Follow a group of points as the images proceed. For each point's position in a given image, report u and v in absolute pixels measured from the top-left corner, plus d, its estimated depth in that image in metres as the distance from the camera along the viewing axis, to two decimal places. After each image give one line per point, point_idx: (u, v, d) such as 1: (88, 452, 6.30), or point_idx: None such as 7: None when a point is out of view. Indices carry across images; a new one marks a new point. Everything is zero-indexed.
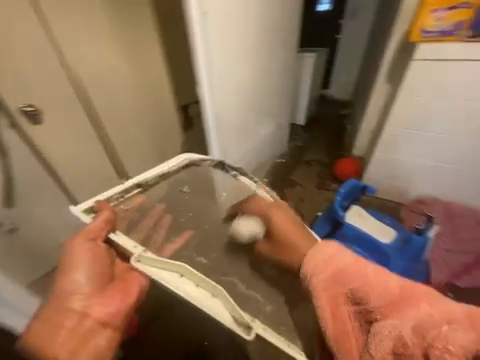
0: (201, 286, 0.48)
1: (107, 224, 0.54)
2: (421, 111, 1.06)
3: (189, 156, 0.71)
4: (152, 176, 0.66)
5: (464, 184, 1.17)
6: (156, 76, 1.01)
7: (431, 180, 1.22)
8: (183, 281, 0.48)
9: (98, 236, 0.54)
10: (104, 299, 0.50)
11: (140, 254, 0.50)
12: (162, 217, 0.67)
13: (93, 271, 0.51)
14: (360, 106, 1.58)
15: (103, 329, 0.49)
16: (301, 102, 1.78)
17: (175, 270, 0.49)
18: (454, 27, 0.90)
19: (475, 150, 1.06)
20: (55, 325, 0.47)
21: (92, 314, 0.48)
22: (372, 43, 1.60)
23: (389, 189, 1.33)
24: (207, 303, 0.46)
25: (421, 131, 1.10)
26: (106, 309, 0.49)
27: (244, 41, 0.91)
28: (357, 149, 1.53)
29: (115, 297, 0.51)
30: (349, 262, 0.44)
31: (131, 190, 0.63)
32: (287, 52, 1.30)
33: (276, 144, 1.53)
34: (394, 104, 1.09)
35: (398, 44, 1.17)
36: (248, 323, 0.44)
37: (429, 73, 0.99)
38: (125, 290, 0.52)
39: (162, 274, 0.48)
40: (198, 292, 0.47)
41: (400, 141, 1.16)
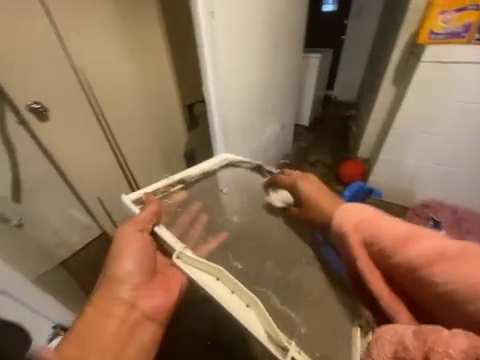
0: (236, 294, 0.40)
1: (153, 216, 0.51)
2: (429, 113, 1.05)
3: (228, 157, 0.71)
4: (195, 173, 0.66)
5: (472, 188, 1.14)
6: (162, 76, 1.01)
7: (438, 183, 1.20)
8: (218, 285, 0.41)
9: (145, 228, 0.50)
10: (150, 292, 0.51)
11: (182, 252, 0.45)
12: (198, 215, 0.62)
13: (141, 265, 0.50)
14: (365, 107, 1.56)
15: (148, 321, 0.51)
16: (306, 103, 1.78)
17: (211, 273, 0.42)
18: (464, 29, 0.89)
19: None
20: (104, 314, 0.48)
21: (141, 306, 0.50)
22: (379, 43, 1.58)
23: (395, 192, 1.31)
24: (241, 313, 0.38)
25: (429, 133, 1.08)
26: (154, 302, 0.52)
27: (250, 41, 0.91)
28: (363, 150, 1.51)
29: (160, 292, 0.52)
30: (368, 218, 0.41)
31: (175, 186, 0.62)
32: (293, 53, 1.30)
33: (280, 145, 1.53)
34: (401, 106, 1.08)
35: (405, 45, 1.16)
36: (284, 343, 0.36)
37: (439, 75, 0.97)
38: (167, 286, 0.53)
39: (197, 274, 0.43)
40: (234, 301, 0.39)
41: (407, 144, 1.15)
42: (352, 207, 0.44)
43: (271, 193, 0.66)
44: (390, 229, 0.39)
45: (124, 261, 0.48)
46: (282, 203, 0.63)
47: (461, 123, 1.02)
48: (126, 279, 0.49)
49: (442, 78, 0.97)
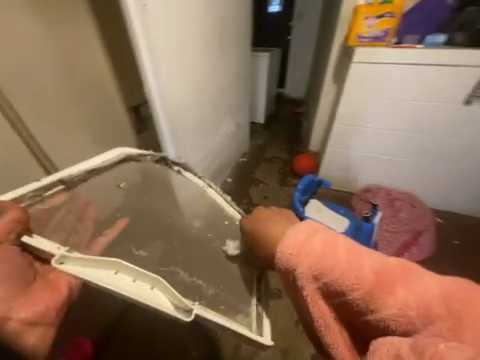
0: (140, 279, 0.36)
1: (20, 224, 0.40)
2: (360, 108, 1.18)
3: (124, 150, 0.56)
4: (78, 171, 0.49)
5: (399, 172, 1.32)
6: (96, 72, 0.80)
7: (374, 171, 1.36)
8: (121, 278, 0.35)
9: (5, 239, 0.39)
10: (27, 299, 0.39)
11: (64, 254, 0.35)
12: (85, 211, 0.53)
13: (9, 270, 0.38)
14: (313, 104, 1.69)
15: (33, 328, 0.39)
16: (259, 101, 1.82)
17: (108, 267, 0.36)
18: (384, 33, 1.01)
19: (404, 141, 1.21)
20: None
21: (17, 314, 0.37)
22: (319, 45, 1.71)
23: (341, 181, 1.46)
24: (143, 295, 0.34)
25: (362, 126, 1.22)
26: (34, 308, 0.39)
27: (191, 35, 0.85)
28: (313, 144, 1.64)
29: (43, 294, 0.41)
30: (319, 251, 0.39)
31: (50, 190, 0.47)
32: (240, 50, 1.29)
33: (237, 144, 1.53)
34: (340, 104, 1.19)
35: (340, 46, 1.27)
36: (189, 306, 0.35)
37: (366, 74, 1.09)
38: (55, 286, 0.42)
39: (88, 274, 0.34)
40: (138, 285, 0.35)
41: (346, 136, 1.28)
42: (309, 230, 0.41)
43: (229, 241, 0.58)
44: (365, 258, 0.38)
45: None
46: (238, 252, 0.56)
47: (385, 115, 1.17)
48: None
49: (370, 77, 1.09)
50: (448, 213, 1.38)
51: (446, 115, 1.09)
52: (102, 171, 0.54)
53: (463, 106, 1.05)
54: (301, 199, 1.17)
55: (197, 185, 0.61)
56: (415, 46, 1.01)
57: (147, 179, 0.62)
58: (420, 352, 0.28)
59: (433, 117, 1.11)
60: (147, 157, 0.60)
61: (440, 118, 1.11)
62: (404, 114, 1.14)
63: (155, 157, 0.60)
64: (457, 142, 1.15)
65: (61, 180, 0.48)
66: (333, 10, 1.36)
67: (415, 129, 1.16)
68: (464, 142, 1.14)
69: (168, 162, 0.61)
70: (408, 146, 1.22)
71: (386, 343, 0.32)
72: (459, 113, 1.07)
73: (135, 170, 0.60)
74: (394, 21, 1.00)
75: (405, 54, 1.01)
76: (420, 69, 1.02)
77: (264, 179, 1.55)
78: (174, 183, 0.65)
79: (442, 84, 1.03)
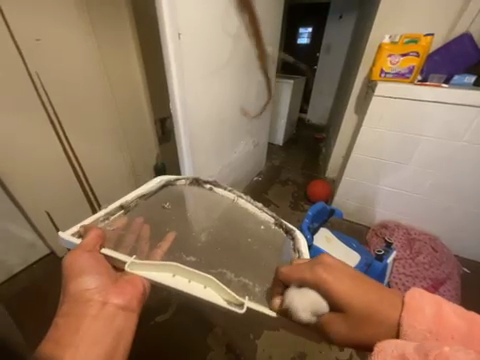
0: (193, 280, 0.43)
1: (99, 240, 0.51)
2: (379, 142, 1.17)
3: (162, 177, 0.73)
4: (132, 197, 0.66)
5: (420, 211, 1.25)
6: (134, 93, 1.09)
7: (394, 207, 1.30)
8: (177, 279, 0.43)
9: (94, 248, 0.49)
10: (115, 290, 0.47)
11: (133, 261, 0.47)
12: (141, 229, 0.60)
13: (100, 268, 0.48)
14: (333, 131, 1.70)
15: (123, 313, 0.47)
16: (280, 123, 1.87)
17: (166, 271, 0.45)
18: (408, 71, 1.02)
19: (428, 180, 1.15)
20: (78, 316, 0.44)
21: (112, 301, 0.46)
22: (344, 76, 1.75)
23: (354, 212, 1.41)
24: (199, 293, 0.42)
25: (382, 159, 1.20)
26: (122, 296, 0.47)
27: (220, 60, 0.92)
28: (330, 170, 1.62)
29: (128, 287, 0.48)
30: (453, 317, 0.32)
31: (114, 213, 0.61)
32: (266, 75, 1.37)
33: (253, 163, 1.57)
34: (360, 134, 1.19)
35: (363, 81, 1.30)
36: (241, 300, 0.41)
37: (391, 108, 1.08)
38: (135, 283, 0.49)
39: (154, 275, 0.45)
40: (192, 286, 0.42)
41: (364, 168, 1.26)
42: (431, 300, 0.34)
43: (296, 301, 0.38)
44: None
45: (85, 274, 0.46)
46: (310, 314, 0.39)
47: (407, 151, 1.13)
48: (92, 283, 0.46)
49: (393, 112, 1.08)
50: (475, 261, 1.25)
51: (474, 157, 1.03)
52: (149, 196, 0.68)
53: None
54: (310, 226, 1.12)
55: (229, 197, 0.70)
56: (440, 85, 1.00)
57: (189, 201, 0.72)
58: (425, 353, 0.25)
59: (460, 157, 1.05)
60: (181, 180, 0.74)
61: (469, 159, 1.04)
62: (426, 150, 1.09)
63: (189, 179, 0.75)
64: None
65: (121, 205, 0.63)
66: (359, 44, 1.41)
67: (438, 168, 1.11)
68: None
69: (201, 182, 0.73)
70: (432, 186, 1.16)
71: (391, 342, 0.28)
72: None
73: (175, 194, 0.72)
74: (421, 59, 1.00)
75: (431, 92, 0.99)
76: (447, 107, 0.99)
77: (276, 200, 1.53)
78: (201, 198, 0.72)
79: (472, 124, 0.98)
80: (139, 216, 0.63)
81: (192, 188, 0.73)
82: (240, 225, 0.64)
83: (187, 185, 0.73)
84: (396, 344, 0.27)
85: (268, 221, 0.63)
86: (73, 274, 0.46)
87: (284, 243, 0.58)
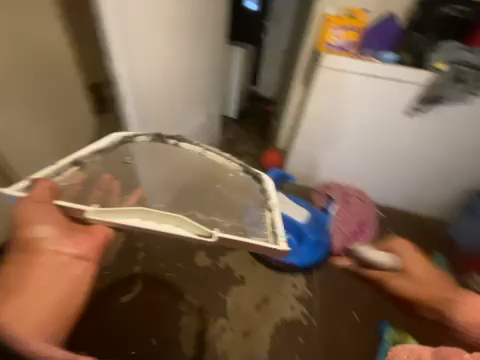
0: (147, 219, 0.63)
1: (48, 192, 0.62)
2: (328, 110, 1.24)
3: (120, 134, 0.77)
4: (87, 152, 0.72)
5: (358, 174, 1.41)
6: None
7: (338, 172, 1.43)
8: (145, 220, 0.62)
9: (46, 200, 0.61)
10: (75, 241, 0.62)
11: (94, 210, 0.62)
12: (109, 183, 0.76)
13: (55, 222, 0.61)
14: (282, 103, 1.77)
15: (80, 260, 0.63)
16: (233, 94, 1.84)
17: (132, 214, 0.63)
18: (347, 44, 1.13)
19: (365, 146, 1.30)
20: (37, 262, 0.59)
21: (66, 250, 0.61)
22: (292, 47, 1.76)
23: (303, 177, 1.53)
24: (155, 227, 0.61)
25: (323, 128, 1.30)
26: (80, 249, 0.62)
27: (158, 23, 0.83)
28: (281, 141, 1.73)
29: (87, 239, 0.63)
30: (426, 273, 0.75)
31: (69, 167, 0.69)
32: (217, 38, 1.27)
33: (205, 135, 1.49)
34: (310, 101, 1.24)
35: (310, 53, 1.36)
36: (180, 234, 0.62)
37: (331, 79, 1.16)
38: (90, 235, 0.63)
39: (123, 219, 0.61)
40: (144, 222, 0.62)
41: (314, 134, 1.34)
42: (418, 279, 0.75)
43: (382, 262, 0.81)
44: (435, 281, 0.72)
45: (38, 225, 0.59)
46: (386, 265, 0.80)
47: (340, 120, 1.25)
48: (46, 235, 0.59)
49: (338, 81, 1.16)
50: (403, 213, 1.47)
51: (401, 126, 1.20)
52: (107, 151, 0.76)
53: (402, 117, 1.17)
54: None
55: (197, 150, 0.82)
56: (373, 59, 1.12)
57: (158, 154, 0.84)
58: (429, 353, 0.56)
59: (378, 124, 1.22)
60: (141, 137, 0.80)
61: (397, 128, 1.20)
62: (353, 118, 1.23)
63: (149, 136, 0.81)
64: (403, 147, 1.26)
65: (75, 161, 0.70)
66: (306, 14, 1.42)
67: (363, 134, 1.27)
68: (420, 146, 1.24)
69: (164, 138, 0.81)
70: (368, 152, 1.32)
71: (404, 350, 0.60)
72: (402, 121, 1.18)
73: (131, 149, 0.80)
74: (357, 34, 1.13)
75: (366, 64, 1.11)
76: (380, 80, 1.12)
77: None
78: (170, 153, 0.84)
79: (399, 95, 1.13)
80: (107, 173, 0.77)
81: (155, 142, 0.82)
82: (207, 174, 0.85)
83: (148, 140, 0.81)
84: (412, 350, 0.59)
85: (236, 169, 0.81)
86: (31, 225, 0.60)
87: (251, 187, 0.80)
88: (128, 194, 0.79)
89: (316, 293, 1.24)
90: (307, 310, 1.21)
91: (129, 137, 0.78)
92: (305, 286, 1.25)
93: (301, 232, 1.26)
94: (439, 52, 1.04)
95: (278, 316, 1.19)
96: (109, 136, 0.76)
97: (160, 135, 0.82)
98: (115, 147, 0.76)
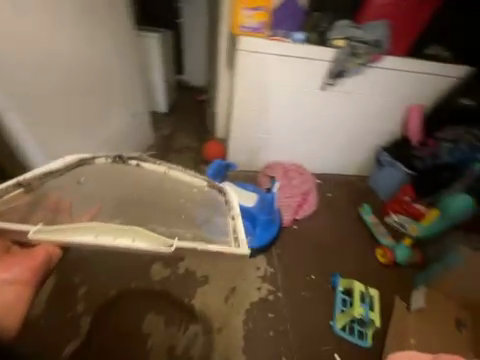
0: (100, 235, 0.58)
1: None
2: (254, 93, 1.31)
3: (76, 155, 0.76)
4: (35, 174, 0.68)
5: (295, 152, 1.51)
6: None
7: (277, 152, 1.51)
8: (103, 237, 0.57)
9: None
10: (3, 266, 0.63)
11: (38, 229, 0.59)
12: (61, 203, 0.73)
13: None
14: (213, 91, 1.70)
15: (15, 286, 0.63)
16: (159, 88, 1.70)
17: (88, 232, 0.58)
18: (260, 26, 1.16)
19: (296, 124, 1.41)
20: None
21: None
22: (211, 30, 1.66)
23: (246, 162, 1.56)
24: (105, 239, 0.57)
25: (251, 111, 1.36)
26: (15, 272, 0.63)
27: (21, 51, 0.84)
28: (220, 131, 1.68)
29: (18, 263, 0.64)
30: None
31: (12, 189, 0.65)
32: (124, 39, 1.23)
33: (132, 139, 1.43)
34: (235, 87, 1.30)
35: (228, 36, 1.35)
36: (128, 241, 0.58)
37: (250, 62, 1.23)
38: (34, 256, 0.66)
39: (76, 237, 0.57)
40: (100, 238, 0.57)
41: (246, 119, 1.39)
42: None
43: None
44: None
45: None
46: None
47: (268, 99, 1.33)
48: None
49: (256, 65, 1.23)
50: (340, 178, 1.59)
51: (320, 100, 1.32)
52: (59, 173, 0.72)
53: (319, 91, 1.30)
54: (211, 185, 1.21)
55: (160, 170, 0.79)
56: (284, 39, 1.19)
57: (119, 179, 0.80)
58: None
59: (301, 99, 1.32)
60: (99, 158, 0.78)
61: (317, 102, 1.33)
62: (278, 96, 1.32)
63: (109, 157, 0.79)
64: (325, 119, 1.38)
65: (18, 183, 0.65)
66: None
67: (290, 111, 1.37)
68: (340, 117, 1.38)
69: (125, 159, 0.79)
70: (299, 128, 1.42)
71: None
72: (320, 95, 1.31)
73: (90, 171, 0.78)
74: (268, 14, 1.14)
75: (277, 46, 1.19)
76: (293, 60, 1.22)
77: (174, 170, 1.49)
78: (131, 174, 0.80)
79: (311, 72, 1.25)
80: (55, 193, 0.73)
81: (115, 163, 0.79)
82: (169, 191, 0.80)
83: (107, 162, 0.78)
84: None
85: (200, 185, 0.80)
86: None
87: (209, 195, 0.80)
88: (80, 213, 0.74)
89: (277, 268, 1.31)
90: (273, 286, 1.27)
91: (85, 159, 0.77)
92: (266, 263, 1.31)
93: (252, 216, 1.28)
94: (335, 30, 1.15)
95: (248, 302, 1.21)
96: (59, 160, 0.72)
97: (120, 156, 0.79)
98: (71, 169, 0.74)
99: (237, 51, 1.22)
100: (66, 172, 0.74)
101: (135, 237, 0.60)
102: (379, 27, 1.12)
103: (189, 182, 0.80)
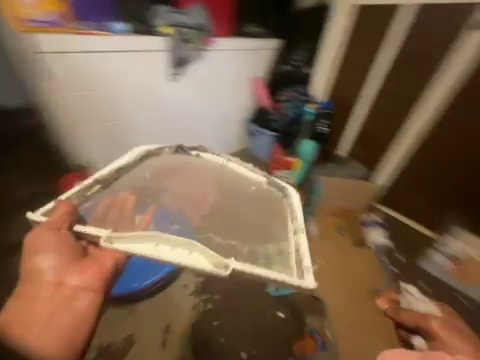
0: (160, 244, 0.61)
1: (67, 215, 0.66)
2: (98, 100, 1.14)
3: (141, 148, 0.89)
4: (109, 171, 0.81)
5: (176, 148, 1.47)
6: None
7: None
8: (148, 246, 0.60)
9: (62, 226, 0.65)
10: (77, 269, 0.63)
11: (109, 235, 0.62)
12: (126, 201, 0.84)
13: (58, 249, 0.62)
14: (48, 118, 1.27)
15: (85, 293, 0.62)
16: None
17: (145, 243, 0.61)
18: (57, 18, 0.96)
19: (166, 120, 1.36)
20: (36, 282, 0.60)
21: (69, 282, 0.62)
22: None
23: None
24: (148, 249, 0.59)
25: (106, 122, 1.21)
26: (84, 277, 0.63)
27: None
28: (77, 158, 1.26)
29: (88, 267, 0.65)
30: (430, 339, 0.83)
31: (91, 187, 0.77)
32: None
33: None
34: (68, 97, 1.08)
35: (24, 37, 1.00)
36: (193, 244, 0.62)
37: (74, 65, 1.03)
38: (103, 259, 0.68)
39: (131, 246, 0.60)
40: (160, 248, 0.60)
41: (104, 130, 1.23)
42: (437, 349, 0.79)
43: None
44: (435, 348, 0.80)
45: (43, 256, 0.61)
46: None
47: (122, 103, 1.20)
48: (50, 265, 0.61)
49: (83, 67, 1.05)
50: None
51: (177, 90, 1.31)
52: (125, 168, 0.84)
53: (171, 82, 1.27)
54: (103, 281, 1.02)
55: (219, 162, 0.91)
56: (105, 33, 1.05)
57: (182, 167, 0.92)
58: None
59: (158, 97, 1.27)
60: (165, 149, 0.92)
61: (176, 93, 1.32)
62: (132, 98, 1.21)
63: (172, 148, 0.93)
64: (190, 111, 1.41)
65: (97, 180, 0.78)
66: None
67: (152, 111, 1.29)
68: (202, 103, 1.43)
69: (186, 149, 0.92)
70: (169, 123, 1.38)
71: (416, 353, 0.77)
72: (177, 87, 1.29)
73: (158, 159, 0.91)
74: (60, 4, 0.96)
75: (101, 43, 1.04)
76: (124, 54, 1.10)
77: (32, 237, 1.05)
78: (191, 161, 0.92)
79: (157, 63, 1.19)
80: (124, 191, 0.85)
81: (176, 156, 0.92)
82: (239, 192, 0.89)
83: (171, 153, 0.92)
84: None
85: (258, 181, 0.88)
86: (33, 257, 0.62)
87: (281, 207, 0.83)
88: (137, 216, 0.84)
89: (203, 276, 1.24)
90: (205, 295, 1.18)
91: (152, 152, 0.90)
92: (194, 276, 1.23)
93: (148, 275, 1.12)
94: (157, 17, 1.12)
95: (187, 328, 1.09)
96: (128, 155, 0.86)
97: (180, 148, 0.93)
98: (140, 161, 0.88)
99: (39, 54, 0.97)
100: (138, 164, 0.87)
101: (191, 248, 0.61)
102: (198, 11, 1.18)
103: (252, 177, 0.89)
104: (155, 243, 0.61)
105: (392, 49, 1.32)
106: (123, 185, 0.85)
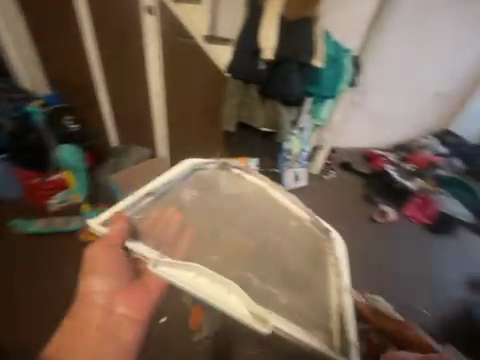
0: (202, 276, 0.55)
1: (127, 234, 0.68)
2: None
3: (193, 163, 0.78)
4: (164, 184, 0.75)
5: None
6: None
7: None
8: (193, 277, 0.55)
9: (118, 244, 0.67)
10: (137, 291, 0.73)
11: (157, 261, 0.59)
12: (172, 219, 0.73)
13: (113, 270, 0.71)
14: None
15: (132, 323, 0.71)
16: None
17: (187, 272, 0.56)
18: None
19: None
20: (89, 312, 0.70)
21: (118, 310, 0.71)
22: None
23: None
24: (195, 285, 0.54)
25: None
26: (126, 308, 0.72)
27: None
28: None
29: (139, 296, 0.72)
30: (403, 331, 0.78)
31: (146, 197, 0.74)
32: None
33: None
34: None
35: None
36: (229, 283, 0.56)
37: None
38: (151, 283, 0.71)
39: (176, 275, 0.56)
40: (209, 287, 0.54)
41: None
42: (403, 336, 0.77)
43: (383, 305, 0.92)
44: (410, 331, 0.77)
45: (96, 281, 0.72)
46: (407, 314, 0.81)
47: None
48: (99, 289, 0.72)
49: None
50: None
51: None
52: (172, 183, 0.75)
53: None
54: None
55: (260, 185, 0.77)
56: None
57: (223, 184, 0.79)
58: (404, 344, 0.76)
59: None
60: (211, 165, 0.79)
61: None
62: None
63: (217, 165, 0.79)
64: None
65: (152, 192, 0.74)
66: None
67: None
68: None
69: (230, 167, 0.79)
70: None
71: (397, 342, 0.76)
72: None
73: (213, 179, 0.78)
74: None
75: None
76: None
77: None
78: (228, 177, 0.79)
79: None
80: (172, 206, 0.75)
81: (217, 174, 0.79)
82: (271, 217, 0.75)
83: (219, 169, 0.79)
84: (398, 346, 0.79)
85: (301, 216, 0.73)
86: (89, 287, 0.72)
87: (324, 254, 0.69)
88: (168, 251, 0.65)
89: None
90: None
91: (199, 167, 0.79)
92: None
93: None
94: None
95: None
96: (178, 168, 0.77)
97: (227, 164, 0.79)
98: (188, 176, 0.78)
99: None
100: (186, 179, 0.77)
101: (228, 290, 0.54)
102: None
103: (295, 211, 0.74)
104: (216, 280, 0.55)
105: (86, 36, 1.41)
106: (173, 201, 0.76)
